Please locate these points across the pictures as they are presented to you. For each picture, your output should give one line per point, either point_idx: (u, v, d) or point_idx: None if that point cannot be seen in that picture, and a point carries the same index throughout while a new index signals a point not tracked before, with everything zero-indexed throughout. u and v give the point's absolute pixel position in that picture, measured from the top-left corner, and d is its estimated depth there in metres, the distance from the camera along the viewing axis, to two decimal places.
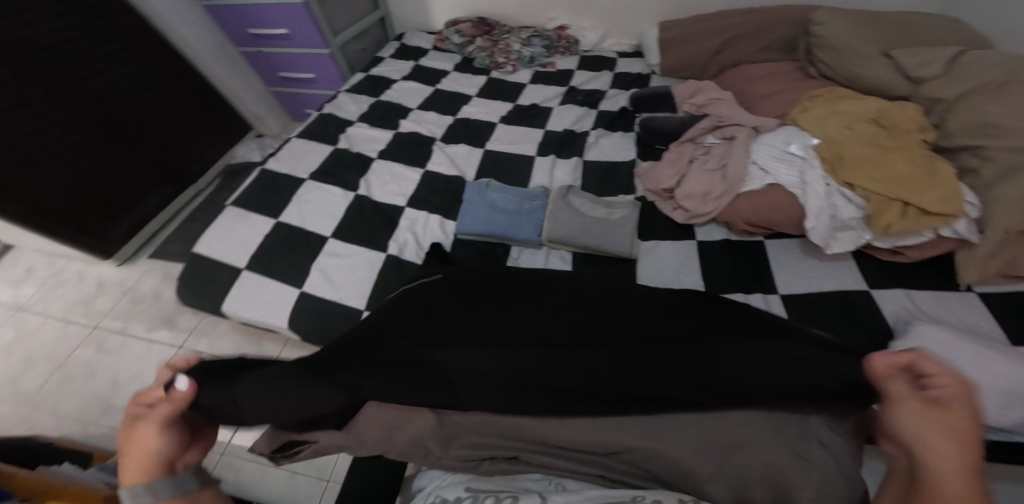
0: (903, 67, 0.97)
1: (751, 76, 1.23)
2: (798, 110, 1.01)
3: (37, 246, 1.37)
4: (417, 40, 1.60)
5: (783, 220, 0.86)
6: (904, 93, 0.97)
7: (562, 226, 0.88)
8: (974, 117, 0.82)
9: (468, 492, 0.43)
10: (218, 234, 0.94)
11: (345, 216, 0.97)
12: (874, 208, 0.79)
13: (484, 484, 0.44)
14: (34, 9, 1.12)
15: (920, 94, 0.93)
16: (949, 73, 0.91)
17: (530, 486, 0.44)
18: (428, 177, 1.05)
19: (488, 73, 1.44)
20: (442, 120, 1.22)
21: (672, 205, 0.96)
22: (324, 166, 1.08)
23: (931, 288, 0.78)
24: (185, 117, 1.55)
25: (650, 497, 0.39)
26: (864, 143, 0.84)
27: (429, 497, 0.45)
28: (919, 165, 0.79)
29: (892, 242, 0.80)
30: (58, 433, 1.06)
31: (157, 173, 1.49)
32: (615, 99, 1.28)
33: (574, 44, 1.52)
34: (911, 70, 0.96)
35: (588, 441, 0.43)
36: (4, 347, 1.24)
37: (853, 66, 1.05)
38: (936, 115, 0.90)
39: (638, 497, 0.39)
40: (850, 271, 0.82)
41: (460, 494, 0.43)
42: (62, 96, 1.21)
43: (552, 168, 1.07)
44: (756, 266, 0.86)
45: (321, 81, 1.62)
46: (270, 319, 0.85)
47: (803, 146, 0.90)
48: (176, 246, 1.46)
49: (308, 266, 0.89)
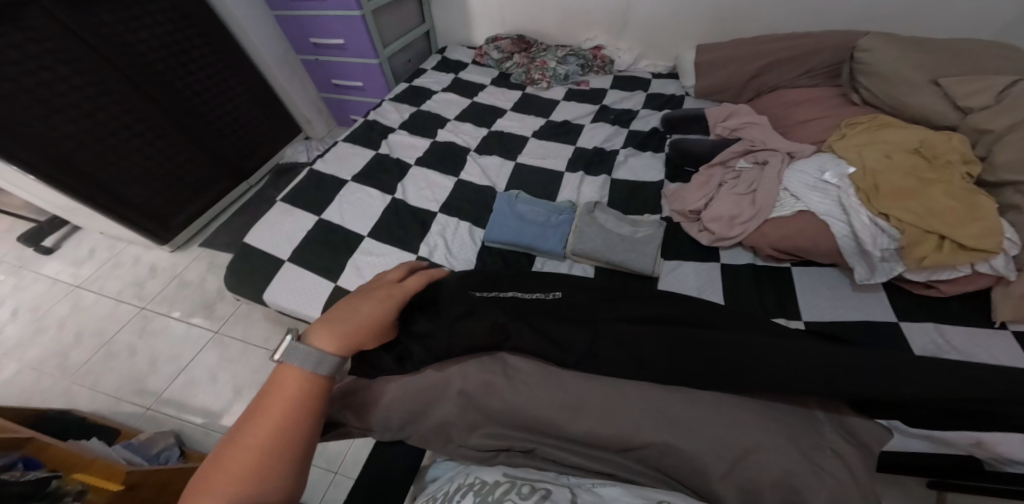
0: (951, 97, 0.95)
1: (786, 102, 1.22)
2: (835, 137, 1.00)
3: (103, 230, 1.51)
4: (459, 53, 1.67)
5: (812, 248, 0.85)
6: (951, 123, 0.94)
7: (588, 240, 0.87)
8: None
9: (506, 477, 0.45)
10: (267, 227, 1.01)
11: (380, 217, 1.01)
12: (908, 239, 0.77)
13: (521, 474, 0.47)
14: (134, 17, 1.27)
15: (967, 125, 0.91)
16: (1000, 103, 0.88)
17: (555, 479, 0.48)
18: (459, 185, 1.09)
19: (523, 89, 1.49)
20: (477, 132, 1.27)
21: (698, 227, 0.96)
22: (366, 169, 1.14)
23: (963, 324, 0.76)
24: (249, 118, 1.68)
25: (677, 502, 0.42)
26: (903, 174, 0.82)
27: (466, 476, 0.48)
28: (958, 200, 0.77)
29: (926, 275, 0.79)
30: (92, 408, 1.15)
31: (219, 167, 1.63)
32: (647, 120, 1.30)
33: (609, 64, 1.55)
34: (958, 99, 0.93)
35: (594, 439, 0.49)
36: (60, 321, 1.36)
37: (899, 94, 1.03)
38: (983, 147, 0.87)
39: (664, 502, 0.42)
40: (880, 303, 0.81)
41: (499, 478, 0.45)
42: (147, 94, 1.35)
43: (580, 184, 1.09)
44: (783, 293, 0.85)
45: (368, 89, 1.72)
46: (303, 310, 0.89)
47: (838, 174, 0.89)
48: (223, 237, 1.57)
49: (343, 261, 0.93)
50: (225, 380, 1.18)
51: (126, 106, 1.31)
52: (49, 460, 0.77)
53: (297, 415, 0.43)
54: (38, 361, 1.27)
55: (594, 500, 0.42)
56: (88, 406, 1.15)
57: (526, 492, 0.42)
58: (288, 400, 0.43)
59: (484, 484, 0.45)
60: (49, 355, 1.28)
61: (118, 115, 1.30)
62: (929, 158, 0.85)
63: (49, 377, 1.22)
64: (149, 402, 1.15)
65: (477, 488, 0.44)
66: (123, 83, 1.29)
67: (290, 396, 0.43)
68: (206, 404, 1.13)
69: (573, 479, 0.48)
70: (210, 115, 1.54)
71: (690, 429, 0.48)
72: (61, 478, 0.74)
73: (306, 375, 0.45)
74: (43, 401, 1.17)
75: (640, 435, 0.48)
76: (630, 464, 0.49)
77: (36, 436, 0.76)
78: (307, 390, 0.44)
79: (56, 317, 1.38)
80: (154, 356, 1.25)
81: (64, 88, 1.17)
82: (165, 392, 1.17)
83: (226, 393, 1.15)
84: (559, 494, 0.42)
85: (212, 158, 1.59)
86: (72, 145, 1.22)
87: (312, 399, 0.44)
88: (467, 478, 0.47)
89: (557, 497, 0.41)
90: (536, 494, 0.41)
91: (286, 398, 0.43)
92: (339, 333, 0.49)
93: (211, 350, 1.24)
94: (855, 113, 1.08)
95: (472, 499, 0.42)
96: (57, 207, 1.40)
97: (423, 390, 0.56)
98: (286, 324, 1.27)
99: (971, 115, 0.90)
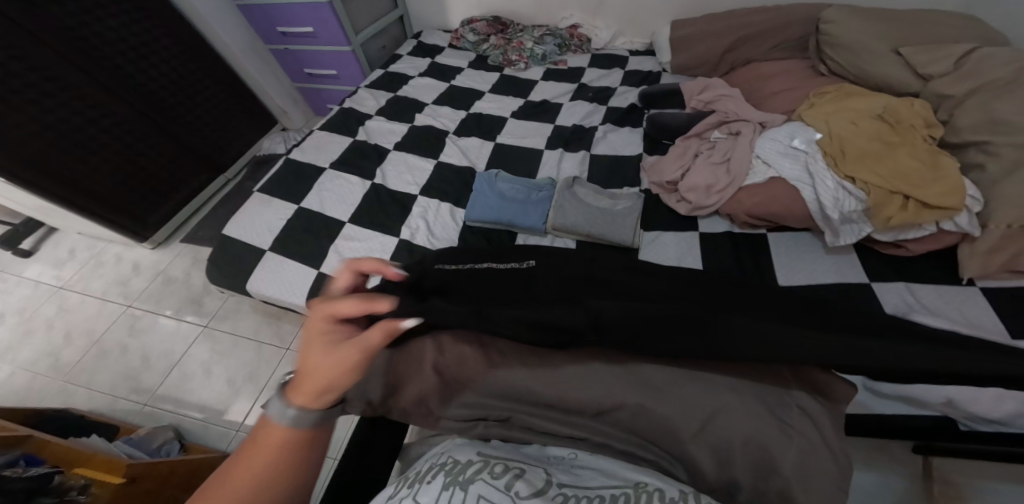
0: (914, 66, 0.97)
1: (760, 75, 1.24)
2: (805, 106, 1.02)
3: (82, 229, 1.47)
4: (434, 37, 1.65)
5: (784, 212, 0.87)
6: (914, 90, 0.97)
7: (568, 214, 0.87)
8: (983, 114, 0.82)
9: (480, 457, 0.45)
10: (246, 217, 1.00)
11: (361, 202, 1.01)
12: (875, 200, 0.79)
13: (496, 453, 0.47)
14: (92, 12, 1.22)
15: (929, 91, 0.93)
16: (958, 69, 0.91)
17: (532, 457, 0.50)
18: (440, 167, 1.08)
19: (501, 70, 1.48)
20: (455, 115, 1.27)
21: (676, 197, 0.98)
22: (344, 156, 1.13)
23: (934, 283, 0.79)
24: (222, 112, 1.64)
25: (652, 483, 0.44)
26: (868, 139, 0.85)
27: (442, 455, 0.48)
28: (921, 161, 0.80)
29: (894, 235, 0.81)
30: (88, 406, 1.13)
31: (193, 160, 1.58)
32: (625, 96, 1.31)
33: (587, 43, 1.54)
34: (920, 66, 0.96)
35: (568, 408, 0.52)
36: (47, 322, 1.33)
37: (860, 66, 1.05)
38: (945, 112, 0.90)
39: (640, 483, 0.44)
40: (852, 266, 0.83)
41: (473, 458, 0.46)
42: (111, 89, 1.30)
43: (560, 161, 1.09)
44: (759, 259, 0.88)
45: (343, 78, 1.70)
46: (289, 298, 0.89)
47: (806, 141, 0.91)
48: (205, 232, 1.55)
49: (326, 247, 0.93)
50: (218, 373, 1.17)
51: (90, 103, 1.26)
52: (48, 456, 0.78)
53: (270, 475, 0.38)
54: (30, 362, 1.24)
55: (568, 480, 0.44)
56: (84, 405, 1.13)
57: (499, 471, 0.42)
58: (262, 456, 0.39)
59: (455, 463, 0.44)
60: (40, 357, 1.25)
61: (81, 112, 1.25)
62: (892, 123, 0.88)
63: (42, 380, 1.20)
64: (145, 399, 1.14)
65: (449, 468, 0.43)
66: (84, 79, 1.24)
67: (267, 451, 0.39)
68: (202, 398, 1.13)
69: (550, 451, 0.52)
70: (179, 109, 1.50)
71: (661, 391, 0.49)
72: (62, 474, 0.73)
73: (281, 431, 0.40)
74: (37, 402, 1.15)
75: (615, 400, 0.50)
76: (607, 429, 0.51)
77: (37, 435, 0.78)
78: (285, 445, 0.40)
79: (42, 318, 1.35)
80: (146, 353, 1.23)
81: (22, 86, 1.12)
82: (160, 388, 1.16)
83: (220, 386, 1.15)
84: (532, 475, 0.43)
85: (186, 153, 1.56)
86: (37, 143, 1.17)
87: (293, 454, 0.40)
88: (440, 458, 0.46)
89: (529, 475, 0.42)
90: (509, 473, 0.42)
91: (261, 455, 0.39)
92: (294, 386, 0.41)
93: (202, 344, 1.23)
94: (824, 84, 1.10)
95: (445, 479, 0.41)
96: (29, 208, 1.35)
97: (401, 368, 0.56)
98: (274, 315, 1.26)
99: (933, 81, 0.93)
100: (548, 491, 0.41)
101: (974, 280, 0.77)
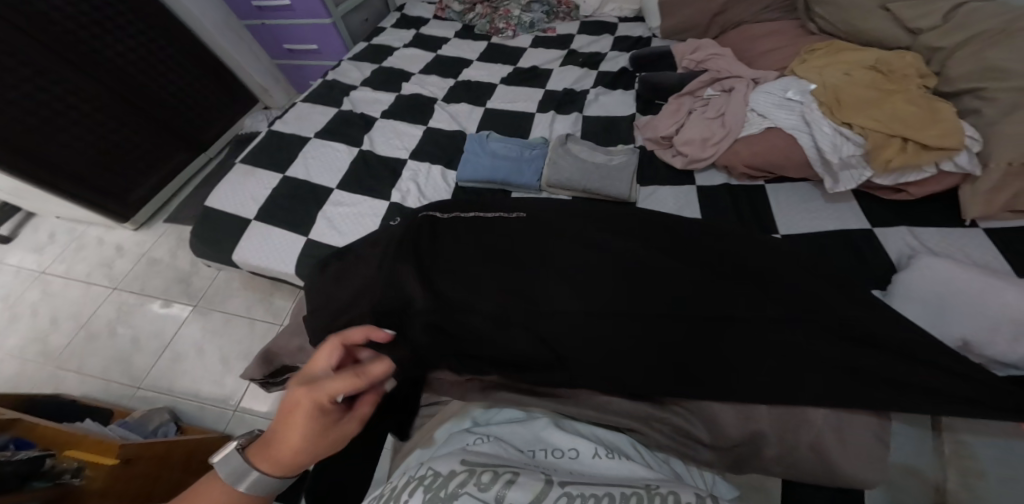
0: (901, 23, 0.93)
1: (751, 35, 1.20)
2: (796, 62, 1.00)
3: (61, 213, 1.42)
4: (418, 10, 1.60)
5: (782, 161, 0.85)
6: (903, 44, 0.94)
7: (562, 170, 0.85)
8: (977, 63, 0.80)
9: (464, 465, 0.38)
10: (229, 188, 0.96)
11: (349, 169, 0.97)
12: (874, 144, 0.78)
13: (482, 458, 0.40)
14: None
15: (916, 45, 0.91)
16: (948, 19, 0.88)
17: (530, 451, 0.45)
18: (430, 132, 1.05)
19: (489, 39, 1.44)
20: (444, 83, 1.23)
21: (672, 152, 0.96)
22: (330, 125, 1.09)
23: (936, 225, 0.78)
24: (200, 92, 1.59)
25: (664, 485, 0.39)
26: (863, 86, 0.83)
27: (420, 468, 0.41)
28: (919, 104, 0.78)
29: (894, 178, 0.80)
30: (80, 390, 1.10)
31: (171, 141, 1.53)
32: (616, 61, 1.28)
33: (575, 10, 1.50)
34: (907, 23, 0.92)
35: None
36: (32, 307, 1.29)
37: (849, 21, 1.02)
38: (936, 64, 0.88)
39: (651, 485, 0.39)
40: (852, 211, 0.82)
41: (455, 467, 0.38)
42: (80, 67, 1.24)
43: (552, 122, 1.07)
44: (758, 208, 0.86)
45: (325, 52, 1.65)
46: (277, 265, 0.85)
47: (801, 92, 0.89)
48: (189, 213, 1.50)
49: (315, 214, 0.89)
50: (211, 352, 1.14)
51: (55, 76, 1.20)
52: (40, 438, 0.74)
53: None
54: (17, 348, 1.20)
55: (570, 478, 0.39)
56: (75, 390, 1.09)
57: (487, 480, 0.37)
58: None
59: (436, 475, 0.38)
60: (27, 342, 1.21)
61: (46, 87, 1.18)
62: (885, 73, 0.86)
63: (31, 365, 1.16)
64: (137, 382, 1.10)
65: (428, 482, 0.37)
66: (50, 56, 1.18)
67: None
68: (195, 378, 1.10)
69: (547, 432, 0.47)
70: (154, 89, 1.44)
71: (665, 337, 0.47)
72: (54, 457, 0.71)
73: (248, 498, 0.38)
74: (26, 387, 1.12)
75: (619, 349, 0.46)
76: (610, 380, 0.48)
77: (25, 417, 0.74)
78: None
79: (26, 304, 1.30)
80: (136, 335, 1.19)
81: None
82: (152, 369, 1.13)
83: (215, 366, 1.11)
84: (526, 478, 0.37)
85: (162, 133, 1.50)
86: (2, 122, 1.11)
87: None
88: (419, 469, 0.40)
89: (524, 479, 0.37)
90: (499, 481, 0.36)
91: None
92: (266, 448, 0.39)
93: (192, 325, 1.20)
94: (813, 42, 1.08)
95: (422, 497, 0.36)
96: (5, 192, 1.30)
97: None
98: (266, 292, 1.23)
99: (921, 36, 0.90)
100: (550, 494, 0.36)
101: (976, 221, 0.76)
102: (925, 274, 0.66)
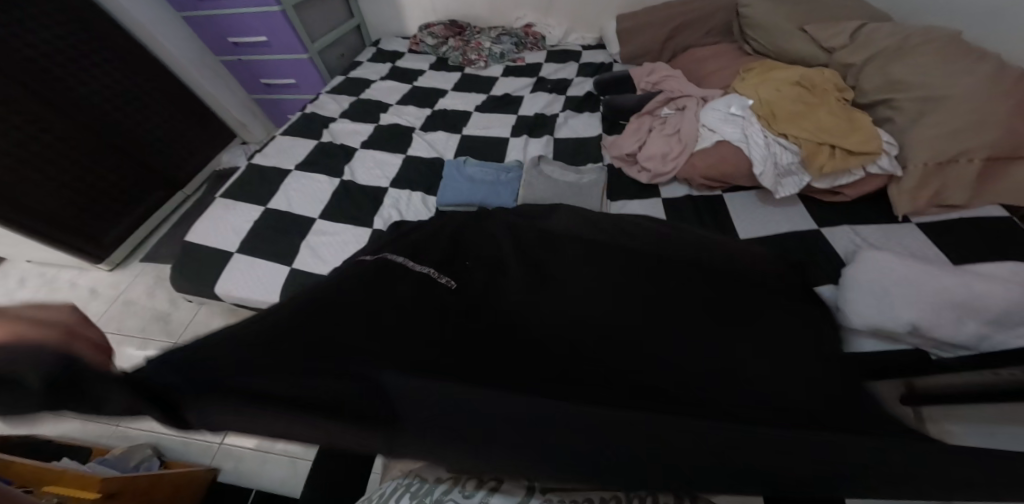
0: (819, 40, 1.07)
1: (699, 57, 1.31)
2: (737, 80, 1.10)
3: (32, 256, 1.39)
4: (393, 45, 1.68)
5: (734, 172, 0.93)
6: (823, 62, 1.06)
7: (536, 190, 0.91)
8: (883, 76, 0.91)
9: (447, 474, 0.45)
10: (209, 223, 0.98)
11: (331, 199, 1.01)
12: (806, 152, 0.87)
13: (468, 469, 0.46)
14: (38, 34, 1.20)
15: (835, 62, 1.02)
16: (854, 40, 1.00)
17: None
18: (408, 160, 1.10)
19: (462, 70, 1.52)
20: (420, 112, 1.29)
21: (637, 169, 1.03)
22: (311, 157, 1.12)
23: (876, 223, 0.85)
24: (176, 126, 1.60)
25: None
26: (792, 101, 0.92)
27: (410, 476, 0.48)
28: (840, 116, 0.88)
29: (830, 182, 0.88)
30: (54, 433, 1.06)
31: (149, 175, 1.53)
32: (581, 86, 1.36)
33: (541, 40, 1.60)
34: (823, 40, 1.06)
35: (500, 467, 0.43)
36: None
37: (779, 42, 1.14)
38: (851, 78, 0.99)
39: None
40: (800, 214, 0.90)
41: (440, 475, 0.46)
42: (57, 107, 1.25)
43: (525, 146, 1.13)
44: (720, 215, 0.93)
45: (302, 86, 1.70)
46: (261, 297, 0.86)
47: (741, 107, 0.98)
48: (166, 249, 1.49)
49: (298, 244, 0.91)
50: None
51: (33, 118, 1.21)
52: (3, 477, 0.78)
53: None
54: None
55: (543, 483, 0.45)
56: (47, 432, 1.06)
57: (469, 489, 0.43)
58: None
59: (423, 484, 0.45)
60: None
61: (22, 127, 1.18)
62: (809, 87, 0.96)
63: None
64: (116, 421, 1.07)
65: (415, 490, 0.45)
66: (28, 96, 1.18)
67: None
68: None
69: None
70: (128, 124, 1.44)
71: None
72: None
73: None
74: None
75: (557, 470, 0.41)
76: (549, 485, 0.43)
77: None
78: None
79: None
80: None
81: None
82: None
83: None
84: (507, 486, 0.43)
85: (137, 168, 1.50)
86: None
87: None
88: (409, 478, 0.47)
89: (504, 487, 0.43)
90: (479, 488, 0.43)
91: None
92: None
93: None
94: (750, 61, 1.19)
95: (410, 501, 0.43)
96: None
97: None
98: None
99: (836, 53, 1.02)
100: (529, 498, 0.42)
101: (908, 216, 0.84)
102: (866, 265, 0.72)
